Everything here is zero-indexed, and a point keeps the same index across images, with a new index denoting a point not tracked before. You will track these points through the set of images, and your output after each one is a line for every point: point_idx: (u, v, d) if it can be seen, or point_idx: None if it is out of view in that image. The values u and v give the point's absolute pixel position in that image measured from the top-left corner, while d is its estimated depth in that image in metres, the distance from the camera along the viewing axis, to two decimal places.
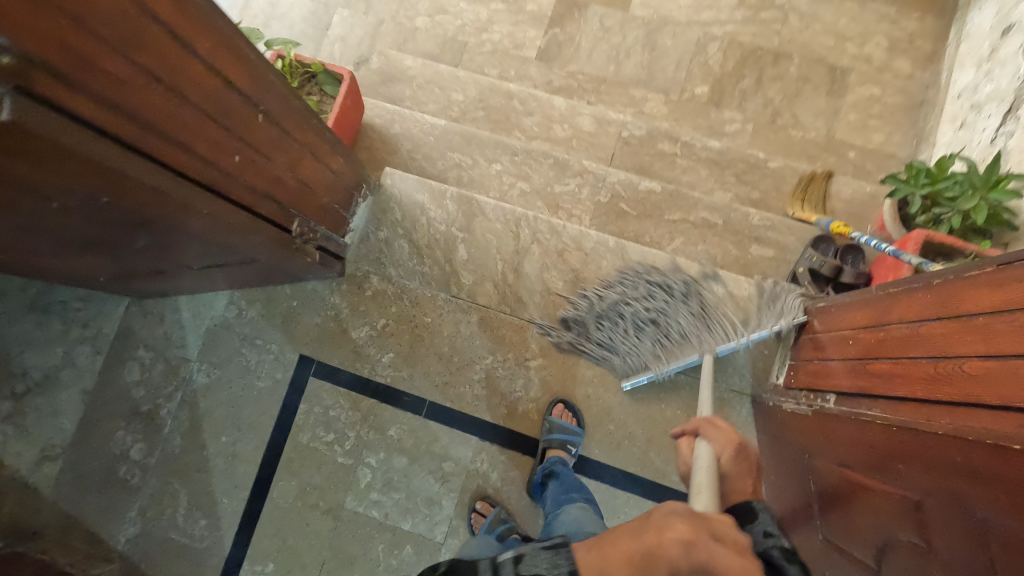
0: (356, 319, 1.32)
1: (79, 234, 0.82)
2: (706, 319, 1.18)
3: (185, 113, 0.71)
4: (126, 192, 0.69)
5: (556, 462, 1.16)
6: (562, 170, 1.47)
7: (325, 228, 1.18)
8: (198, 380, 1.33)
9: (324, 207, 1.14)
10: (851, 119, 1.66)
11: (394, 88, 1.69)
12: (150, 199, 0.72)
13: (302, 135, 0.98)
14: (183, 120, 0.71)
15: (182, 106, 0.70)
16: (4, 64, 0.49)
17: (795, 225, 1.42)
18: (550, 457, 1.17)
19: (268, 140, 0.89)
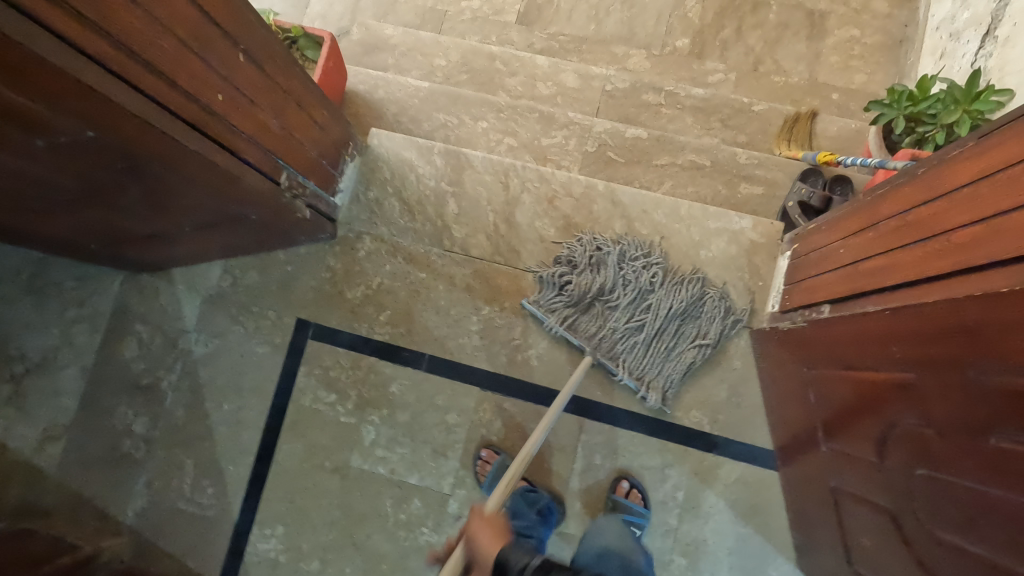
0: (350, 281, 1.32)
1: (64, 182, 0.81)
2: (665, 324, 1.20)
3: (165, 43, 0.71)
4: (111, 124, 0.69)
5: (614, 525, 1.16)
6: (548, 123, 1.48)
7: (314, 185, 1.18)
8: (196, 351, 1.33)
9: (310, 163, 1.14)
10: (833, 61, 1.67)
11: (377, 57, 1.69)
12: (136, 134, 0.72)
13: (285, 83, 0.98)
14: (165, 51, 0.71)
15: (162, 35, 0.70)
16: None
17: (782, 161, 1.43)
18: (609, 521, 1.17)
19: (251, 83, 0.89)
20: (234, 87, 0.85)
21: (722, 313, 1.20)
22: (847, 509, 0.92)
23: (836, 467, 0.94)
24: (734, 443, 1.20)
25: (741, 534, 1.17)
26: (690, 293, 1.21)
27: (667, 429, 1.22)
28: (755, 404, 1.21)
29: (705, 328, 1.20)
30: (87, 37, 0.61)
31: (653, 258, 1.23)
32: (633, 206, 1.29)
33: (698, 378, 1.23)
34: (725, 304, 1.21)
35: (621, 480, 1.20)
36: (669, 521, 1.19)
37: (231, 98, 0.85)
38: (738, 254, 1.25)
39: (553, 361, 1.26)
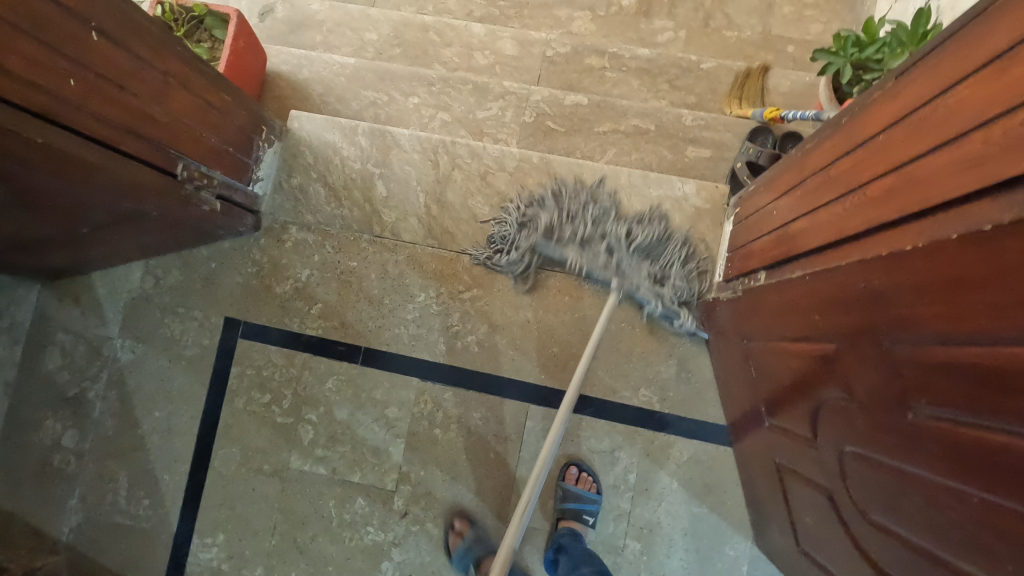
0: (279, 274, 1.25)
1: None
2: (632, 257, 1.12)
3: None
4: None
5: (565, 535, 1.11)
6: (483, 95, 1.39)
7: (221, 175, 1.10)
8: (123, 357, 1.27)
9: (213, 151, 1.06)
10: (787, 11, 1.58)
11: (304, 35, 1.59)
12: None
13: (165, 64, 0.90)
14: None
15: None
16: None
17: (730, 120, 1.35)
18: (561, 530, 1.12)
19: (116, 65, 0.81)
20: (92, 70, 0.77)
21: (683, 255, 1.13)
22: (791, 487, 0.87)
23: (778, 444, 0.88)
24: (685, 420, 1.15)
25: (695, 514, 1.13)
26: (654, 228, 1.14)
27: (615, 409, 1.17)
28: (705, 378, 1.15)
29: (672, 261, 1.13)
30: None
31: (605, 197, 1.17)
32: (570, 177, 1.22)
33: (646, 355, 1.17)
34: (687, 248, 1.14)
35: (570, 466, 1.15)
36: (621, 505, 1.14)
37: (88, 83, 0.77)
38: (682, 222, 1.18)
39: (494, 346, 1.20)
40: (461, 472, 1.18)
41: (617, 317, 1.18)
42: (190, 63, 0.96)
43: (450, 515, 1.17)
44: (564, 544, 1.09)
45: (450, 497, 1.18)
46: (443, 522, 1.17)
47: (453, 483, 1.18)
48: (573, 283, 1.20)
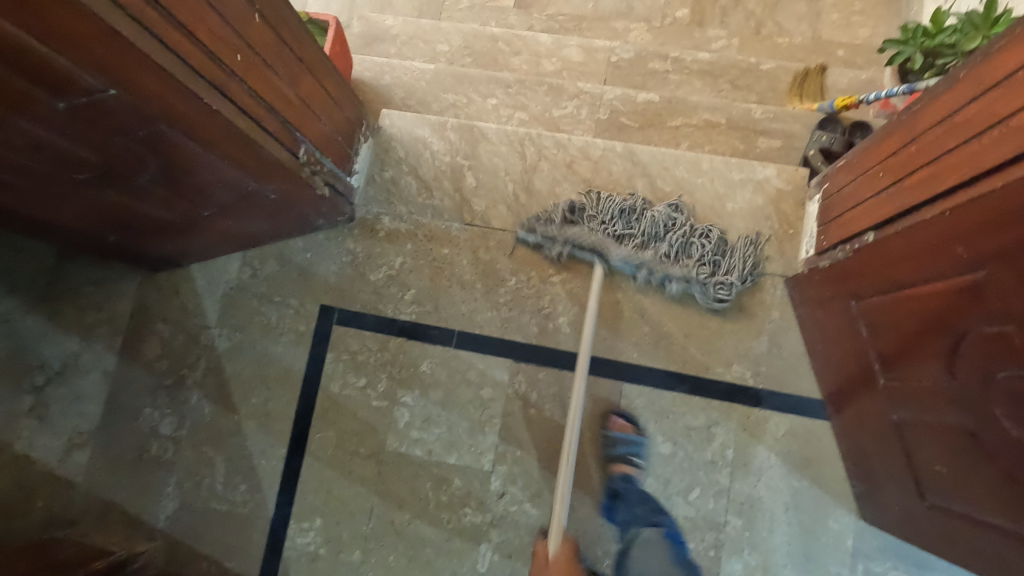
0: (372, 263, 1.30)
1: (77, 154, 0.80)
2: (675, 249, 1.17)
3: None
4: (119, 69, 0.66)
5: (620, 481, 1.14)
6: (558, 95, 1.46)
7: (332, 163, 1.17)
8: (220, 346, 1.30)
9: (327, 139, 1.13)
10: (834, 18, 1.71)
11: (379, 48, 1.69)
12: (145, 83, 0.70)
13: (300, 50, 0.97)
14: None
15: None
16: None
17: (798, 113, 1.41)
18: (614, 476, 1.14)
19: (268, 44, 0.88)
20: (252, 46, 0.84)
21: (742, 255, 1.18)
22: (915, 439, 0.88)
23: (899, 398, 0.90)
24: (780, 395, 1.16)
25: (796, 487, 1.13)
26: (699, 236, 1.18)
27: (708, 386, 1.18)
28: (797, 352, 1.17)
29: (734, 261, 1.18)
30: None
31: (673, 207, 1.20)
32: (653, 164, 1.27)
33: (736, 330, 1.19)
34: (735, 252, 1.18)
35: (611, 415, 1.18)
36: (720, 480, 1.15)
37: (247, 58, 0.84)
38: (765, 203, 1.23)
39: (586, 326, 1.23)
40: (558, 451, 1.19)
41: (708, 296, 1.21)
42: (317, 52, 1.03)
43: (549, 495, 1.18)
44: (618, 488, 1.14)
45: (547, 476, 1.18)
46: (541, 502, 1.18)
47: (550, 463, 1.19)
48: None
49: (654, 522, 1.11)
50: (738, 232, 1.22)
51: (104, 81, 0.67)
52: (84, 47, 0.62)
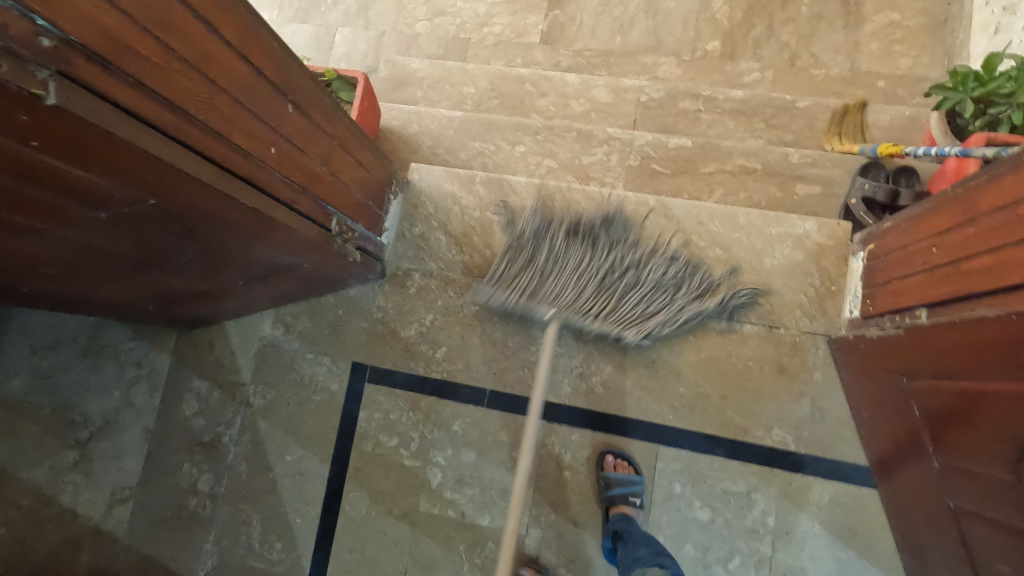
0: (403, 320, 1.30)
1: (119, 251, 0.82)
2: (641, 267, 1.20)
3: (219, 100, 0.69)
4: (158, 186, 0.67)
5: (619, 520, 1.11)
6: (587, 141, 1.44)
7: (364, 228, 1.17)
8: (255, 402, 1.32)
9: (359, 206, 1.13)
10: (874, 48, 1.66)
11: (405, 91, 1.69)
12: (183, 194, 0.71)
13: (332, 129, 0.97)
14: (220, 107, 0.70)
15: (210, 91, 0.68)
16: (46, 48, 0.48)
17: (837, 157, 1.36)
18: (613, 516, 1.12)
19: (300, 131, 0.88)
20: (285, 138, 0.84)
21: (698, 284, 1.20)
22: (971, 531, 0.84)
23: (954, 487, 0.86)
24: (823, 461, 1.12)
25: (841, 559, 1.09)
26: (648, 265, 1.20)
27: (748, 450, 1.15)
28: (841, 416, 1.13)
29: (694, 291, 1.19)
30: (136, 100, 0.58)
31: (601, 226, 1.23)
32: (687, 219, 1.24)
33: (777, 393, 1.16)
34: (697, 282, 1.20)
35: (604, 454, 1.18)
36: (761, 549, 1.11)
37: (281, 150, 0.84)
38: (805, 258, 1.19)
39: (619, 387, 1.21)
40: (592, 516, 1.17)
41: (745, 356, 1.18)
42: (349, 127, 1.04)
43: (584, 560, 1.16)
44: (621, 529, 1.10)
45: (581, 541, 1.17)
46: (576, 568, 1.16)
47: (584, 528, 1.17)
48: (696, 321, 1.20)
49: (660, 561, 1.05)
50: (776, 289, 1.19)
51: (143, 195, 0.68)
52: (124, 173, 0.63)
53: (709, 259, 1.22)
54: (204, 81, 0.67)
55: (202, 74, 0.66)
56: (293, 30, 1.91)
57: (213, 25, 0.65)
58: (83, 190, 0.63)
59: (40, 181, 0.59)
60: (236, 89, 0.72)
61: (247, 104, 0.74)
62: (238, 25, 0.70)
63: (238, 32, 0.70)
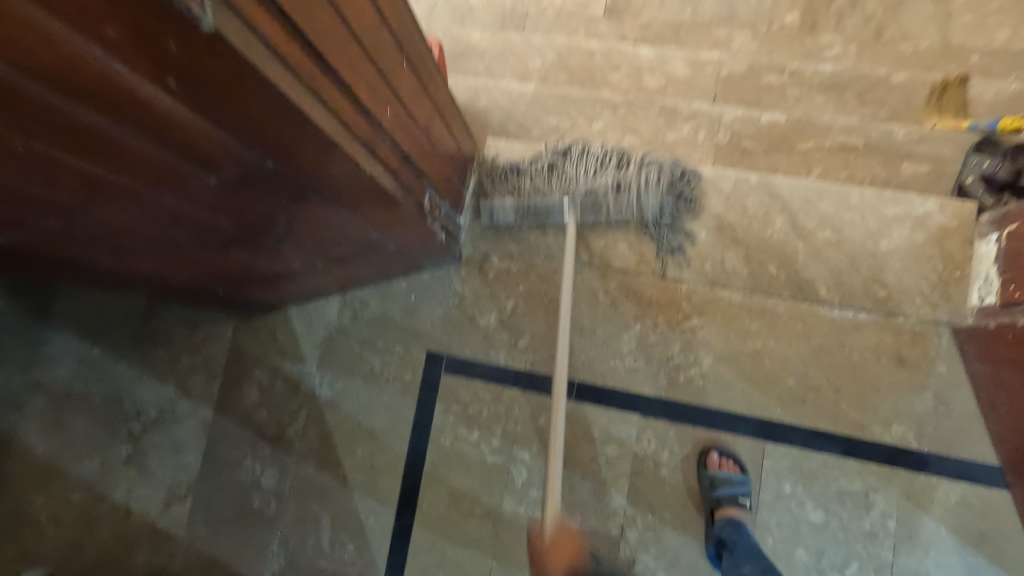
0: (482, 306, 1.21)
1: (208, 219, 0.72)
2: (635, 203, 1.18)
3: (342, 30, 0.58)
4: (278, 138, 0.57)
5: (726, 526, 1.01)
6: (671, 116, 1.35)
7: (448, 204, 1.08)
8: (322, 393, 1.23)
9: (446, 178, 1.03)
10: (967, 20, 1.55)
11: (467, 65, 1.60)
12: (297, 148, 0.60)
13: (428, 83, 0.86)
14: (342, 38, 0.58)
15: (338, 26, 0.57)
16: None
17: (947, 133, 1.26)
18: (721, 519, 1.02)
19: (405, 81, 0.77)
20: (393, 87, 0.73)
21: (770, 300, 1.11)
22: None
23: None
24: (948, 460, 1.04)
25: (972, 567, 1.00)
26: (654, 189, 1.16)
27: (864, 449, 1.06)
28: (968, 413, 1.04)
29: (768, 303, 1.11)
30: (285, 37, 0.49)
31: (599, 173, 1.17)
32: (794, 198, 1.14)
33: (895, 386, 1.07)
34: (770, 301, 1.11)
35: (709, 451, 1.08)
36: (882, 555, 1.03)
37: (389, 101, 0.73)
38: (925, 241, 1.09)
39: (720, 379, 1.12)
40: (693, 517, 1.09)
41: (860, 347, 1.09)
42: (442, 85, 0.93)
43: (685, 564, 1.08)
44: (725, 536, 1.01)
45: (682, 544, 1.09)
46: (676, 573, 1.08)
47: (685, 530, 1.09)
48: (805, 308, 1.11)
49: None
50: (894, 274, 1.10)
51: (254, 146, 0.57)
52: (243, 117, 0.51)
53: (819, 241, 1.13)
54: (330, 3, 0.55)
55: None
56: None
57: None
58: (197, 139, 0.53)
59: (148, 125, 0.48)
60: (356, 17, 0.60)
61: (365, 39, 0.63)
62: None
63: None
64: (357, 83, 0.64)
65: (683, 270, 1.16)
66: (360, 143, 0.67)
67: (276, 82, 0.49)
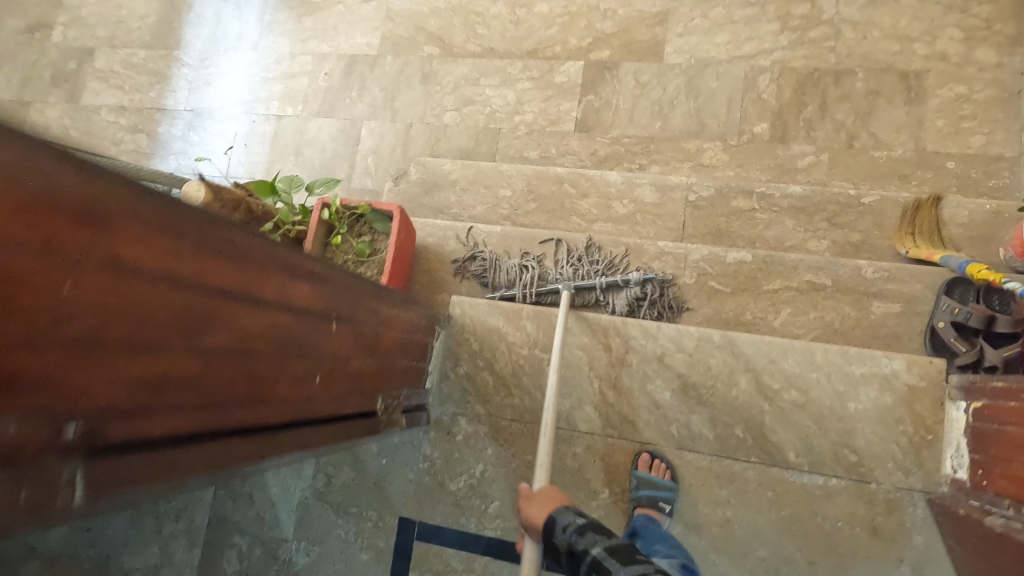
0: (452, 470, 1.22)
1: None
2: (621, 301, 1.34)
3: (168, 364, 0.48)
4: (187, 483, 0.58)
5: (642, 520, 1.08)
6: (636, 257, 1.35)
7: (394, 387, 1.03)
8: (299, 561, 1.25)
9: (383, 370, 0.96)
10: (940, 125, 1.53)
11: (438, 197, 1.62)
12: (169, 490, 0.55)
13: (342, 312, 0.78)
14: (172, 367, 0.49)
15: (241, 361, 0.58)
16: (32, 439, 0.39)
17: (918, 269, 1.23)
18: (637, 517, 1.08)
19: (305, 335, 0.69)
20: (274, 358, 0.63)
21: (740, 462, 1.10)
22: None
23: None
24: None
25: None
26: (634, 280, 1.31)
27: None
28: None
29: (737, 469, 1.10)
30: (160, 428, 0.50)
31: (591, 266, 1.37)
32: (757, 357, 1.13)
33: (870, 558, 1.04)
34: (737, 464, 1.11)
35: (643, 454, 1.13)
36: None
37: (278, 371, 0.65)
38: (894, 403, 1.07)
39: (691, 549, 1.10)
40: None
41: (832, 516, 1.06)
42: (366, 297, 0.85)
43: None
44: (639, 526, 1.07)
45: None
46: None
47: None
48: (775, 475, 1.09)
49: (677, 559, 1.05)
50: (864, 438, 1.07)
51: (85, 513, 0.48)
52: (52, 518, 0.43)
53: (786, 402, 1.11)
54: (142, 346, 0.45)
55: (134, 337, 0.44)
56: (319, 125, 1.92)
57: (144, 266, 0.44)
58: None
59: None
60: (195, 336, 0.51)
61: (216, 343, 0.54)
62: (193, 247, 0.49)
63: (194, 257, 0.49)
64: (201, 400, 0.54)
65: (649, 433, 1.15)
66: (272, 428, 0.66)
67: (95, 497, 0.45)
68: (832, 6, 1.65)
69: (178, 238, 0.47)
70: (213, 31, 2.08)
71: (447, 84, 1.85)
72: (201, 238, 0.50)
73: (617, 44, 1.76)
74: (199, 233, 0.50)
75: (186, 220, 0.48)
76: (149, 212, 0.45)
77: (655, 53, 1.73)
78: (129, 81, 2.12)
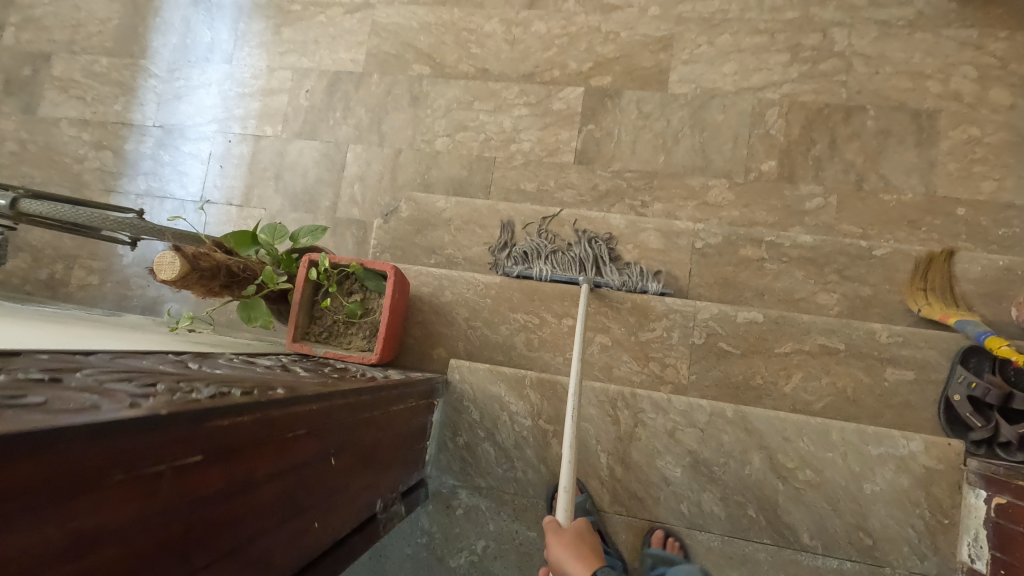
0: (451, 545, 1.16)
1: None
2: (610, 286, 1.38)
3: None
4: None
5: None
6: (643, 315, 1.28)
7: (391, 482, 0.95)
8: None
9: (382, 473, 0.89)
10: (951, 168, 1.49)
11: (430, 236, 1.53)
12: None
13: (339, 445, 0.71)
14: None
15: (236, 556, 0.51)
16: None
17: (934, 334, 1.19)
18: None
19: (306, 487, 0.63)
20: (270, 530, 0.57)
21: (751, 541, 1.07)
22: None
23: None
24: None
25: None
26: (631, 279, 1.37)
27: None
28: None
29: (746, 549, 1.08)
30: None
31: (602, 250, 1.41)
32: (772, 434, 1.08)
33: None
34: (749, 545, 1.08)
35: (659, 529, 1.09)
36: None
37: (276, 539, 0.58)
38: (911, 485, 1.04)
39: None
40: None
41: None
42: (364, 413, 0.78)
43: None
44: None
45: None
46: None
47: None
48: (787, 556, 1.06)
49: None
50: (880, 521, 1.04)
51: None
52: None
53: (800, 482, 1.07)
54: None
55: None
56: (301, 147, 1.79)
57: (111, 527, 0.38)
58: None
59: None
60: (176, 565, 0.44)
61: (204, 557, 0.47)
62: (169, 472, 0.42)
63: (171, 482, 0.42)
64: None
65: (658, 510, 1.11)
66: None
67: None
68: (844, 37, 1.58)
69: (149, 472, 0.40)
70: (182, 40, 1.92)
71: (438, 107, 1.74)
72: (178, 458, 0.43)
73: (619, 70, 1.66)
74: (177, 453, 0.43)
75: (161, 449, 0.41)
76: (112, 465, 0.37)
77: (659, 81, 1.64)
78: (91, 91, 1.95)
